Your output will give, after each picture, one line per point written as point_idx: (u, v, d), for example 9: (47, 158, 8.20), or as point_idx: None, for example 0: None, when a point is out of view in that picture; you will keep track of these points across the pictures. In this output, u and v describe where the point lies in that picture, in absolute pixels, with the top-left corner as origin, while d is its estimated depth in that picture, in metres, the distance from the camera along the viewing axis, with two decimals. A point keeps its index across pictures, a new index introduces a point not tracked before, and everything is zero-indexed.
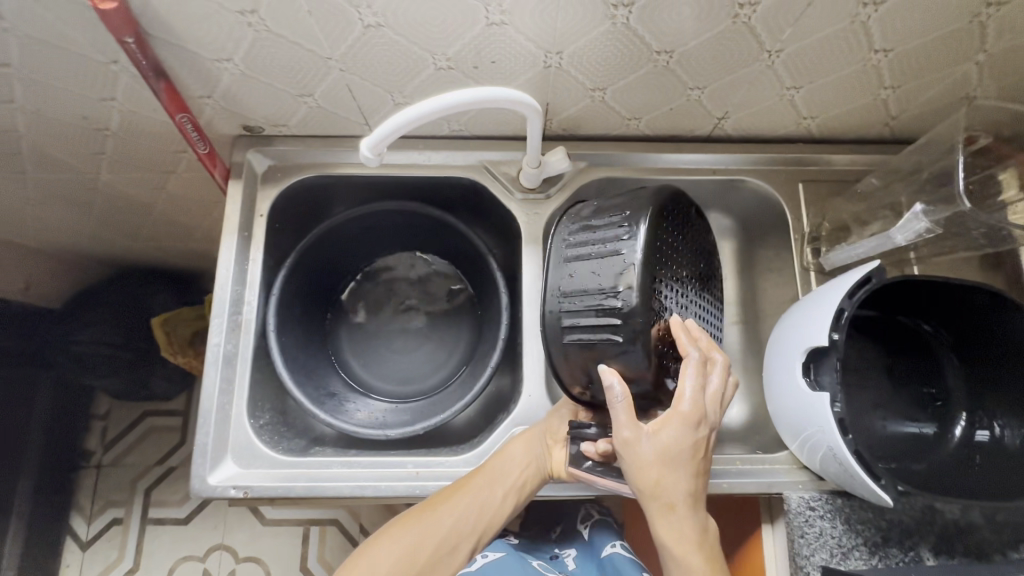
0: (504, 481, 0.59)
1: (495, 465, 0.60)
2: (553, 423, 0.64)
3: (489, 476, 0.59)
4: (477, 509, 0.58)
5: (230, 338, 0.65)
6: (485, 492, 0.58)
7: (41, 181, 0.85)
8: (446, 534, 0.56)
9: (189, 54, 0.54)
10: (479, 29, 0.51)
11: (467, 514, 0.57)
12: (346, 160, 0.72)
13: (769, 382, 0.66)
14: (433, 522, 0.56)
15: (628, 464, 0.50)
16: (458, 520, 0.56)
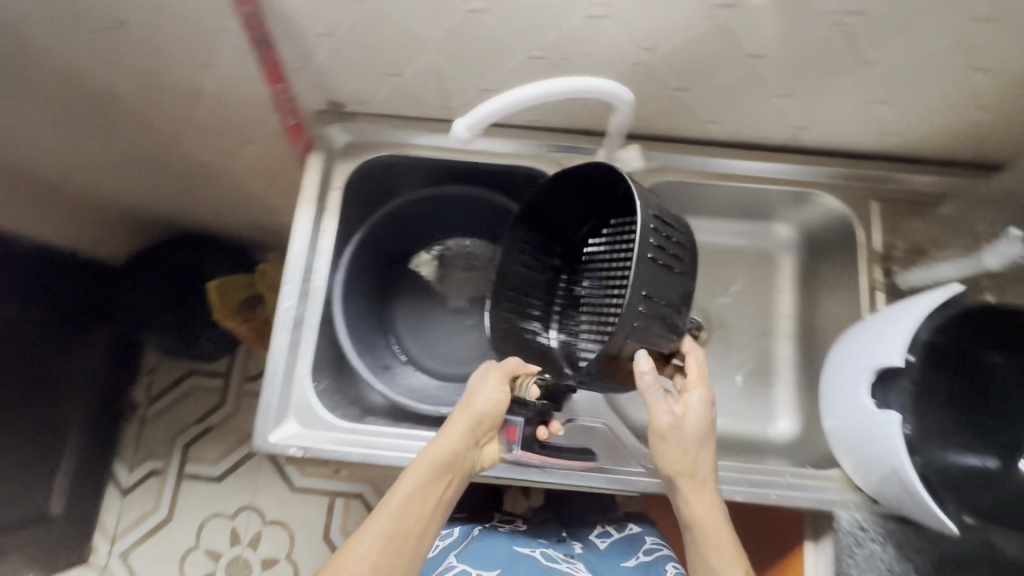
0: (430, 481, 0.55)
1: (420, 465, 0.56)
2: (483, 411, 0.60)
3: (419, 478, 0.55)
4: (418, 512, 0.54)
5: (300, 303, 0.68)
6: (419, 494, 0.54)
7: (126, 142, 0.89)
8: (388, 546, 0.52)
9: (294, 27, 0.56)
10: (577, 20, 0.52)
11: (402, 523, 0.53)
12: (421, 142, 0.73)
13: (827, 398, 0.66)
14: (372, 537, 0.52)
15: (664, 445, 0.57)
16: (396, 531, 0.53)
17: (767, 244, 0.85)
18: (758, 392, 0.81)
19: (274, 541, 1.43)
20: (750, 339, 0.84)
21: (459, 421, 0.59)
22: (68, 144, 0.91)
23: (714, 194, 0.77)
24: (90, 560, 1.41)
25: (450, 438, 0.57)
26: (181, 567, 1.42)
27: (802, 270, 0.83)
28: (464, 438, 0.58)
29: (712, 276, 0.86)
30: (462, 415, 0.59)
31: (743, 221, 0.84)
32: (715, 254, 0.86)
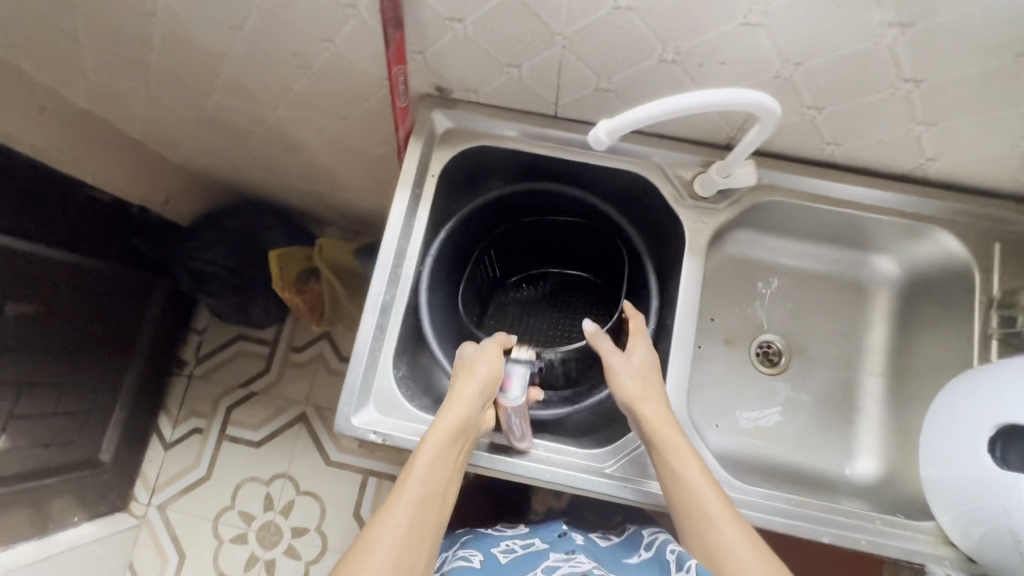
0: (440, 454, 0.57)
1: (431, 442, 0.57)
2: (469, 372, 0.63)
3: (430, 453, 0.57)
4: (435, 486, 0.56)
5: (389, 288, 0.67)
6: (434, 469, 0.56)
7: (218, 107, 0.89)
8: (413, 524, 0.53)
9: (427, 9, 0.54)
10: (729, 27, 0.49)
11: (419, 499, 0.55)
12: (522, 136, 0.71)
13: (930, 447, 0.63)
14: (395, 516, 0.53)
15: (627, 399, 0.62)
16: (418, 507, 0.54)
17: (862, 274, 0.81)
18: (837, 428, 0.79)
19: (306, 511, 1.41)
20: (829, 372, 0.81)
21: (463, 394, 0.61)
22: (162, 102, 0.92)
23: (815, 217, 0.74)
24: (130, 509, 1.40)
25: (458, 412, 0.59)
26: (215, 525, 1.40)
27: (897, 306, 0.79)
28: (468, 412, 0.60)
29: (799, 303, 0.83)
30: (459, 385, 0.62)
31: (838, 248, 0.80)
32: (804, 280, 0.83)
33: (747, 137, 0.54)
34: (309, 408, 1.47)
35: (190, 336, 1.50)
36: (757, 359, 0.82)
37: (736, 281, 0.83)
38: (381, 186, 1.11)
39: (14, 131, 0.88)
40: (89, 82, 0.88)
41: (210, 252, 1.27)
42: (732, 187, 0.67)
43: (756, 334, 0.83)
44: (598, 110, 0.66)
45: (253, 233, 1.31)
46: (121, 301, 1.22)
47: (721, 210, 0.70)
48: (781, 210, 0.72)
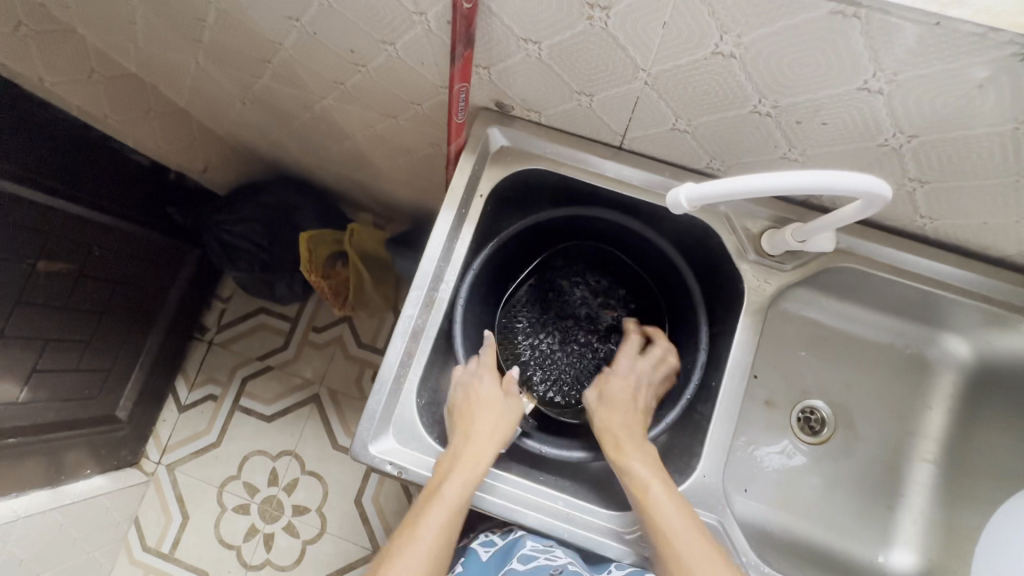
0: (469, 474, 0.58)
1: (461, 461, 0.59)
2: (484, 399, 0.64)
3: (461, 474, 0.58)
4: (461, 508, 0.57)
5: (421, 313, 0.64)
6: (463, 489, 0.57)
7: (266, 88, 0.86)
8: (438, 541, 0.55)
9: (502, 28, 0.49)
10: (843, 90, 0.43)
11: (448, 519, 0.56)
12: (581, 164, 0.66)
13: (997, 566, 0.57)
14: (424, 533, 0.55)
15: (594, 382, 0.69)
16: (446, 527, 0.55)
17: (928, 351, 0.75)
18: (876, 512, 0.73)
19: (308, 492, 1.38)
20: (875, 450, 0.75)
21: (485, 417, 0.63)
22: (210, 76, 0.88)
23: (888, 288, 0.67)
24: (139, 465, 1.39)
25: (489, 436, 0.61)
26: (219, 493, 1.38)
27: (961, 392, 0.74)
28: (490, 434, 0.62)
29: (853, 370, 0.77)
30: (474, 407, 0.63)
31: (906, 320, 0.74)
32: (861, 348, 0.77)
33: (840, 211, 0.48)
34: (323, 389, 1.44)
35: (214, 303, 1.49)
36: (798, 426, 0.77)
37: (787, 340, 0.77)
38: (420, 182, 1.07)
39: (59, 89, 0.86)
40: (139, 49, 0.85)
41: (242, 227, 1.24)
42: (805, 250, 0.61)
43: (800, 398, 0.77)
44: (669, 147, 0.61)
45: (286, 211, 1.29)
46: (150, 266, 1.21)
47: (787, 270, 0.64)
48: (852, 277, 0.66)
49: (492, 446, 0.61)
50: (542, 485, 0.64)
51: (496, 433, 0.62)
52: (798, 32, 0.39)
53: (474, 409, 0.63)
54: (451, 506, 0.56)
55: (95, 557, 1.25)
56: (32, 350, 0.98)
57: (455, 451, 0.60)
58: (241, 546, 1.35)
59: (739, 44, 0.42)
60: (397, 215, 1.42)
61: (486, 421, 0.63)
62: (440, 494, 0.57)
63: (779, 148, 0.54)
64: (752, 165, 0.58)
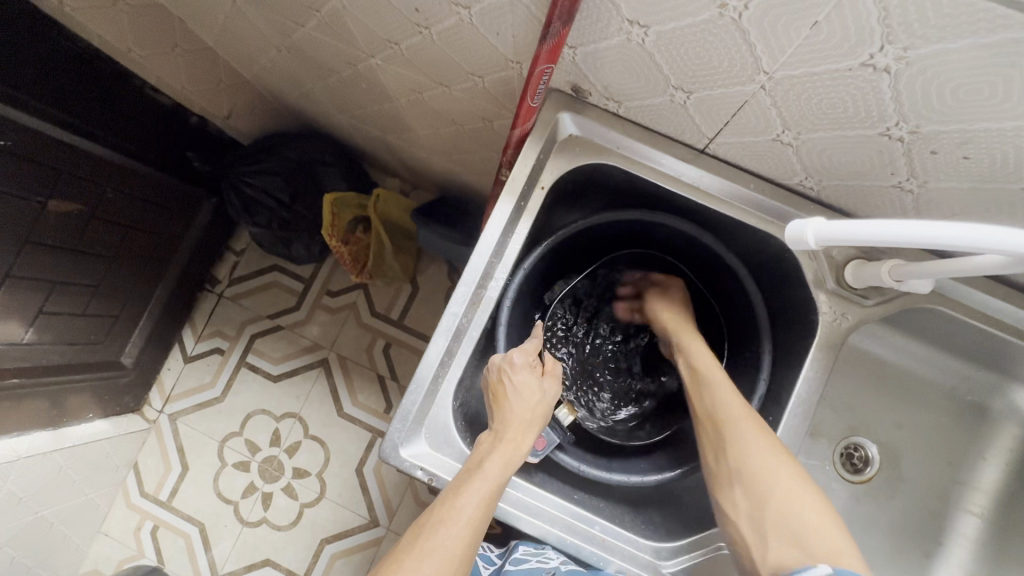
0: (511, 457, 0.54)
1: (505, 440, 0.55)
2: (528, 383, 0.58)
3: (503, 455, 0.54)
4: (501, 489, 0.53)
5: (467, 310, 0.59)
6: (504, 472, 0.53)
7: (308, 37, 0.79)
8: (480, 520, 0.51)
9: (608, 5, 0.42)
10: (1010, 124, 0.37)
11: (490, 501, 0.52)
12: (656, 164, 0.60)
13: None
14: (466, 506, 0.50)
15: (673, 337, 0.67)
16: (488, 504, 0.51)
17: (991, 401, 0.70)
18: (912, 559, 0.70)
19: (310, 455, 1.34)
20: (919, 496, 0.71)
21: (526, 394, 0.58)
22: (245, 16, 0.80)
23: (968, 335, 0.62)
24: (142, 412, 1.36)
25: (530, 410, 0.57)
26: (221, 448, 1.35)
27: (1022, 447, 0.69)
28: (530, 415, 0.57)
29: (908, 412, 0.72)
30: (515, 388, 0.57)
31: (975, 366, 0.68)
32: (919, 389, 0.72)
33: (973, 260, 0.42)
34: (333, 355, 1.39)
35: (227, 255, 1.42)
36: (839, 460, 0.73)
37: (845, 373, 0.72)
38: (457, 153, 1.00)
39: (80, 15, 0.78)
40: None
41: (262, 179, 1.17)
42: (896, 289, 0.55)
43: (847, 433, 0.73)
44: (762, 158, 0.54)
45: (311, 168, 1.21)
46: (164, 212, 1.15)
47: (868, 305, 0.59)
48: (932, 317, 0.61)
49: (532, 431, 0.57)
50: (577, 506, 0.60)
51: (539, 418, 0.58)
52: (982, 53, 0.33)
53: (514, 390, 0.57)
54: (493, 484, 0.52)
55: (92, 499, 1.23)
56: (38, 291, 0.92)
57: (497, 431, 0.56)
58: (238, 502, 1.33)
59: (902, 58, 0.35)
60: (424, 183, 1.35)
61: (528, 403, 0.57)
62: (484, 469, 0.53)
63: (894, 176, 0.47)
64: (855, 189, 0.52)
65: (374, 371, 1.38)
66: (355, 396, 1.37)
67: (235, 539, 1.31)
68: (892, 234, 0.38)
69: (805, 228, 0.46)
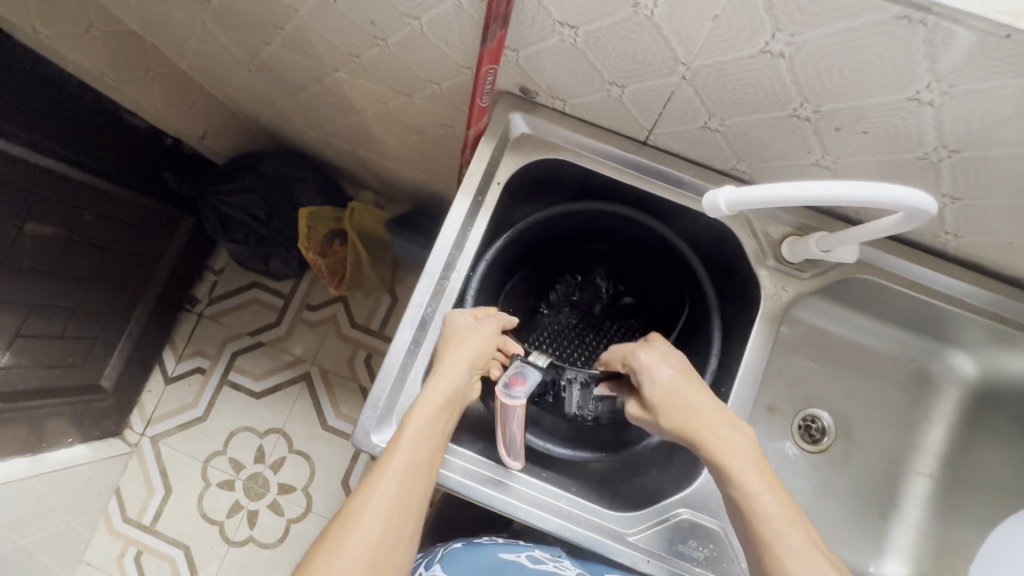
0: (431, 406, 0.55)
1: (424, 397, 0.56)
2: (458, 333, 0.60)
3: (424, 407, 0.55)
4: (426, 443, 0.53)
5: (432, 300, 0.62)
6: (424, 421, 0.54)
7: (276, 56, 0.82)
8: (407, 478, 0.51)
9: (540, 9, 0.47)
10: (893, 98, 0.42)
11: (414, 458, 0.52)
12: (603, 158, 0.64)
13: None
14: (389, 467, 0.50)
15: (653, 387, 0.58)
16: (410, 455, 0.52)
17: (933, 366, 0.74)
18: (869, 522, 0.74)
19: (295, 470, 1.34)
20: (872, 461, 0.75)
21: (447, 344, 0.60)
22: (214, 38, 0.84)
23: (899, 302, 0.67)
24: (123, 436, 1.35)
25: (447, 362, 0.59)
26: (204, 468, 1.35)
27: (963, 409, 0.74)
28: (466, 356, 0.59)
29: (858, 383, 0.76)
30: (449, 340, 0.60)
31: (914, 334, 0.73)
32: (865, 361, 0.76)
33: (875, 224, 0.47)
34: (315, 368, 1.40)
35: (206, 275, 1.43)
36: (798, 433, 0.76)
37: (794, 348, 0.76)
38: (426, 162, 1.04)
39: (55, 43, 0.81)
40: (141, 6, 0.80)
41: (239, 198, 1.20)
42: (827, 260, 0.60)
43: (803, 406, 0.77)
44: (697, 145, 0.59)
45: (286, 184, 1.24)
46: (141, 233, 1.16)
47: (805, 278, 0.63)
48: (866, 288, 0.66)
49: (456, 372, 0.58)
50: (544, 482, 0.63)
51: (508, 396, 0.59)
52: (856, 34, 0.38)
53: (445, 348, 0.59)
54: (411, 436, 0.53)
55: (73, 527, 1.22)
56: (17, 314, 0.93)
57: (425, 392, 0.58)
58: (224, 522, 1.32)
59: (792, 43, 0.40)
60: (398, 195, 1.39)
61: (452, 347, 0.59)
62: (406, 430, 0.53)
63: (811, 154, 0.52)
64: (780, 171, 0.56)
65: (356, 382, 1.40)
66: (338, 408, 1.38)
67: (221, 559, 1.30)
68: (797, 193, 0.42)
69: (716, 195, 0.48)
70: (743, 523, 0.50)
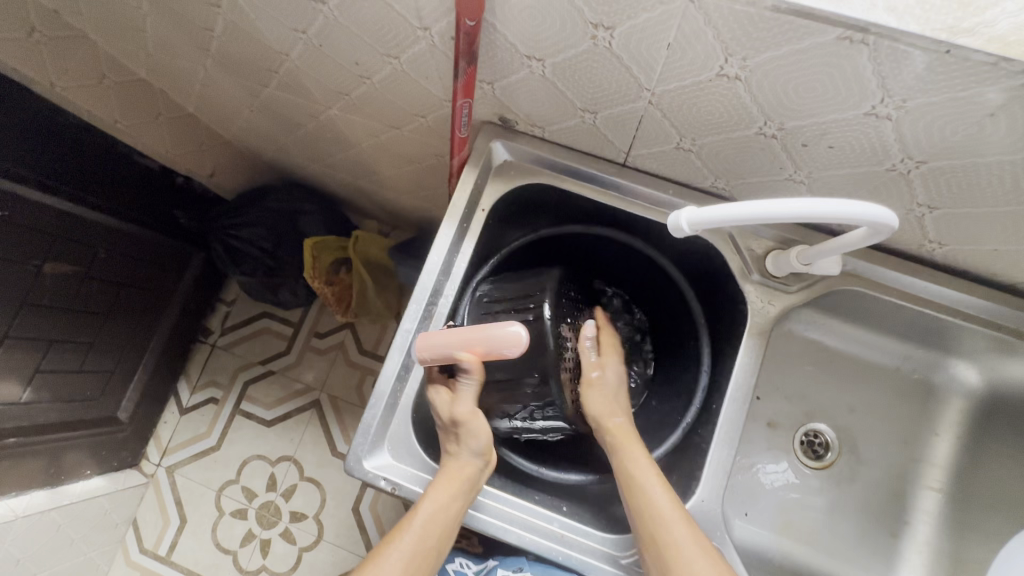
0: (447, 504, 0.57)
1: (439, 487, 0.57)
2: (470, 427, 0.60)
3: (438, 500, 0.57)
4: (437, 529, 0.57)
5: (420, 326, 0.63)
6: (439, 514, 0.57)
7: (273, 96, 0.86)
8: (414, 561, 0.56)
9: (506, 43, 0.49)
10: (850, 114, 0.43)
11: (417, 546, 0.56)
12: (584, 180, 0.66)
13: None
14: (397, 552, 0.55)
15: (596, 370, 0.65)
16: (423, 545, 0.56)
17: (935, 376, 0.72)
18: (879, 539, 0.72)
19: (307, 498, 1.35)
20: (881, 476, 0.73)
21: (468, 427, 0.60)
22: (218, 82, 0.88)
23: (893, 312, 0.66)
24: (139, 467, 1.37)
25: (470, 459, 0.59)
26: (218, 497, 1.36)
27: (970, 420, 0.72)
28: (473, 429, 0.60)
29: (862, 398, 0.75)
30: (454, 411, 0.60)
31: (915, 344, 0.71)
32: (866, 373, 0.74)
33: (849, 235, 0.47)
34: (324, 395, 1.42)
35: (218, 306, 1.48)
36: (801, 449, 0.74)
37: (792, 362, 0.75)
38: (423, 190, 1.06)
39: (70, 95, 0.86)
40: (149, 55, 0.85)
41: (247, 230, 1.23)
42: (811, 273, 0.60)
43: (804, 421, 0.75)
44: (674, 166, 0.60)
45: (291, 216, 1.28)
46: (155, 269, 1.21)
47: (791, 291, 0.63)
48: (855, 299, 0.65)
49: (477, 459, 0.60)
50: (536, 506, 0.63)
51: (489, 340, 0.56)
52: (804, 56, 0.39)
53: (459, 442, 0.60)
54: (422, 527, 0.56)
55: (91, 559, 1.24)
56: (35, 350, 0.96)
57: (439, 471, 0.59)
58: (238, 552, 1.33)
59: (745, 67, 0.42)
60: (401, 223, 1.42)
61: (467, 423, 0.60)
62: (414, 515, 0.57)
63: (783, 170, 0.53)
64: (757, 187, 0.57)
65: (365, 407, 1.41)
66: (347, 434, 1.39)
67: None
68: (762, 210, 0.43)
69: (678, 215, 0.49)
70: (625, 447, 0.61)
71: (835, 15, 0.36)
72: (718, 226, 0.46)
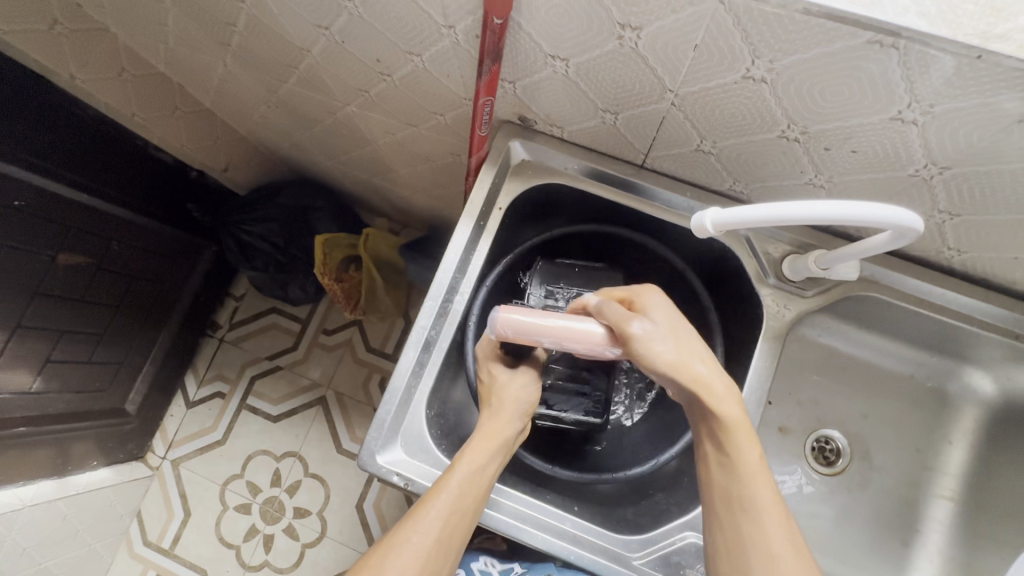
0: (485, 462, 0.57)
1: (475, 446, 0.57)
2: (511, 389, 0.62)
3: (478, 456, 0.57)
4: (475, 489, 0.55)
5: (435, 323, 0.64)
6: (478, 470, 0.56)
7: (291, 91, 0.87)
8: (451, 521, 0.53)
9: (531, 42, 0.49)
10: (876, 119, 0.43)
11: (455, 505, 0.54)
12: (602, 181, 0.66)
13: None
14: (434, 512, 0.53)
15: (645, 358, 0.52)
16: (461, 504, 0.54)
17: (949, 384, 0.72)
18: (890, 547, 0.71)
19: (311, 494, 1.35)
20: (893, 483, 0.73)
21: (509, 389, 0.62)
22: (236, 77, 0.89)
23: (908, 319, 0.66)
24: (145, 459, 1.37)
25: (508, 419, 0.60)
26: (222, 492, 1.36)
27: (983, 429, 0.71)
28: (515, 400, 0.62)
29: (875, 404, 0.74)
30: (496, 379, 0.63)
31: (929, 352, 0.71)
32: (879, 380, 0.74)
33: (873, 239, 0.47)
34: (330, 391, 1.42)
35: (227, 301, 1.48)
36: (812, 454, 0.74)
37: (805, 367, 0.75)
38: (437, 189, 1.07)
39: (88, 87, 0.87)
40: (169, 49, 0.85)
41: (259, 225, 1.24)
42: (828, 278, 0.60)
43: (816, 427, 0.75)
44: (693, 168, 0.60)
45: (303, 212, 1.28)
46: (166, 262, 1.21)
47: (808, 296, 0.63)
48: (871, 305, 0.65)
49: (515, 420, 0.61)
50: (549, 506, 0.64)
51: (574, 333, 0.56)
52: (832, 60, 0.39)
53: (495, 404, 0.61)
54: (462, 484, 0.55)
55: (95, 550, 1.24)
56: (47, 341, 0.97)
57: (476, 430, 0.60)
58: (240, 546, 1.33)
59: (772, 69, 0.42)
60: (412, 221, 1.42)
61: (510, 389, 0.62)
62: (452, 472, 0.55)
63: (804, 174, 0.53)
64: (777, 190, 0.57)
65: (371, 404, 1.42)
66: (352, 431, 1.40)
67: None
68: (783, 212, 0.43)
69: (703, 215, 0.49)
70: (725, 471, 0.49)
71: (866, 19, 0.36)
72: (742, 227, 0.46)
